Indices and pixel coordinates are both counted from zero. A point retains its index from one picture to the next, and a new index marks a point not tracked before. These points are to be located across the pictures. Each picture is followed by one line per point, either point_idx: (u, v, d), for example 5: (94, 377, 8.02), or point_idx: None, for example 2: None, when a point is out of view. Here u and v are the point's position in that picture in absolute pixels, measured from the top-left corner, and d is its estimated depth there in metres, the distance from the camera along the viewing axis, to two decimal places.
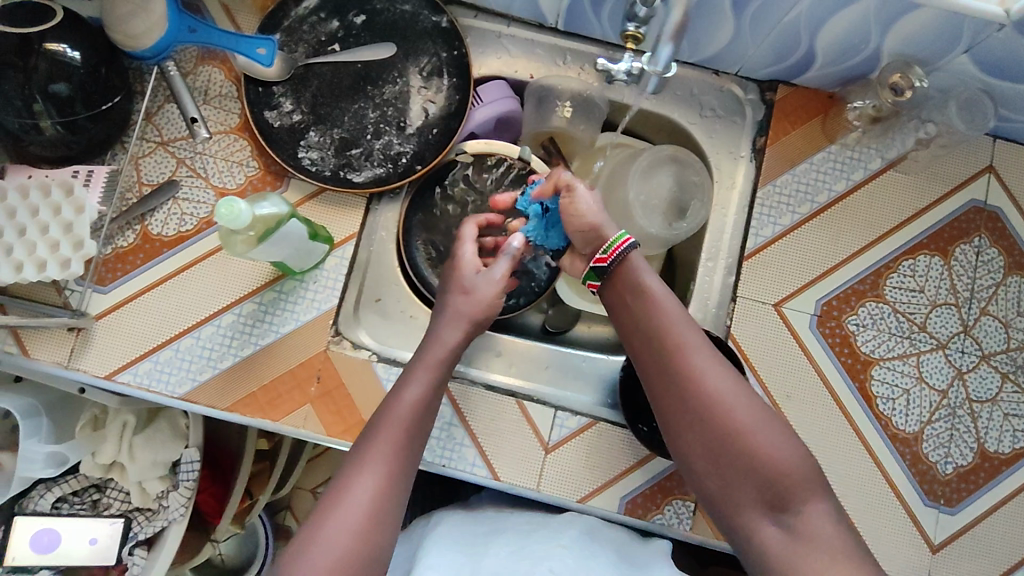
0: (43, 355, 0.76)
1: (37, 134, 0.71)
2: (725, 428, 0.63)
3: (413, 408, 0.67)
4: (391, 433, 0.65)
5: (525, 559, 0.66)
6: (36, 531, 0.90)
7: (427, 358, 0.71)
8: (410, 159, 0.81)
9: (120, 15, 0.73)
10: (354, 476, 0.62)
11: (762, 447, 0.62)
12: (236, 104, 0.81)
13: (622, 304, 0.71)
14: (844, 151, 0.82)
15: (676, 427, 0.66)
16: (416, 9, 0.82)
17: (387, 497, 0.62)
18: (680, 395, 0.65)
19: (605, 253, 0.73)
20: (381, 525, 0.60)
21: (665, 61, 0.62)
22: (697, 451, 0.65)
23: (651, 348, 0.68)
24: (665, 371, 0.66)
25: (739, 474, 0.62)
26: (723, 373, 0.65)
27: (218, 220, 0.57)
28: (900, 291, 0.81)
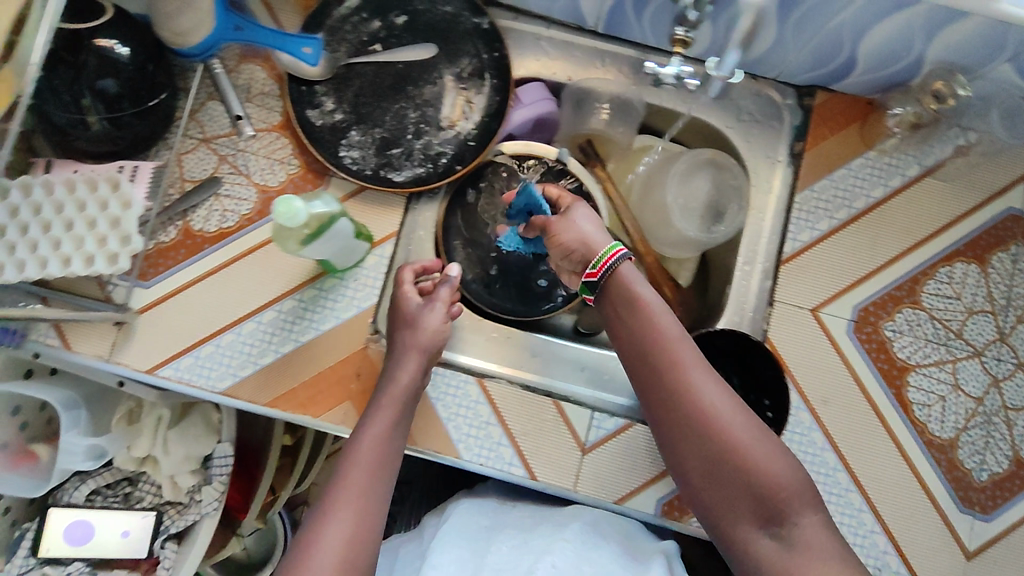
0: (85, 348, 0.77)
1: (83, 129, 0.72)
2: (721, 447, 0.61)
3: (378, 442, 0.67)
4: (359, 471, 0.64)
5: (528, 554, 0.70)
6: (70, 523, 0.92)
7: (391, 393, 0.70)
8: (450, 159, 0.81)
9: (168, 13, 0.72)
10: (324, 518, 0.61)
11: (758, 465, 0.60)
12: (278, 102, 0.81)
13: (615, 317, 0.68)
14: (882, 157, 0.82)
15: (674, 439, 0.64)
16: (458, 10, 0.82)
17: (361, 533, 0.61)
18: (675, 414, 0.63)
19: (595, 267, 0.69)
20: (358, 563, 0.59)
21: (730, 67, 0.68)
22: (693, 468, 0.63)
23: (646, 365, 0.65)
24: (660, 389, 0.64)
25: (736, 492, 0.61)
26: (720, 387, 0.63)
27: (277, 217, 0.58)
28: (937, 298, 0.80)
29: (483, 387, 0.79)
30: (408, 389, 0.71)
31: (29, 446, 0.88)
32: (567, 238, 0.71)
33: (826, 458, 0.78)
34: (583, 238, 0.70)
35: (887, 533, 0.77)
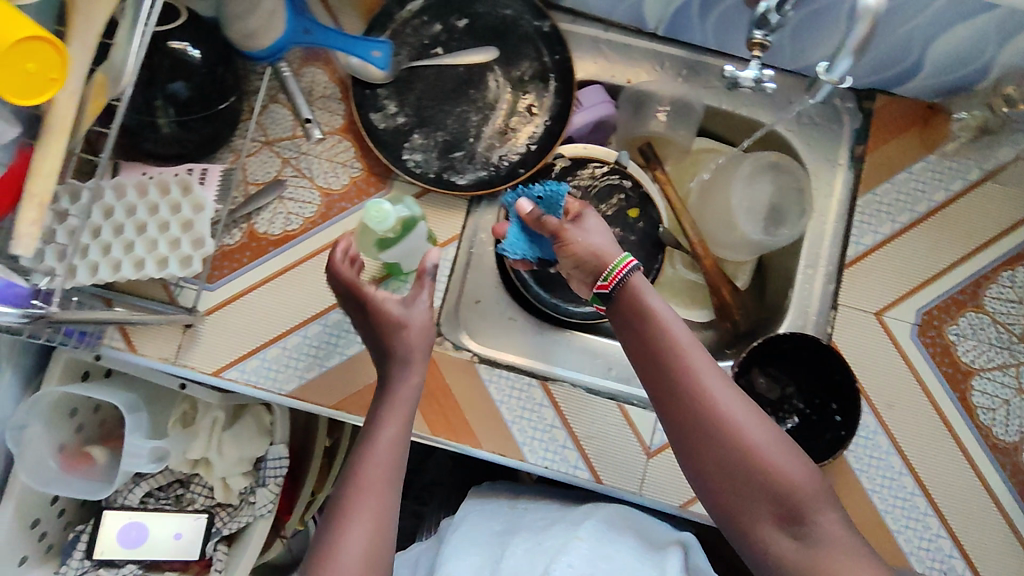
0: (151, 351, 0.77)
1: (154, 131, 0.72)
2: (738, 452, 0.57)
3: (388, 453, 0.63)
4: (369, 487, 0.61)
5: (542, 555, 0.69)
6: (125, 524, 0.91)
7: (399, 401, 0.67)
8: (513, 162, 0.81)
9: (236, 14, 0.72)
10: (334, 541, 0.58)
11: (777, 468, 0.56)
12: (340, 105, 0.82)
13: (619, 323, 0.64)
14: (942, 161, 0.82)
15: (688, 451, 0.59)
16: (519, 13, 0.82)
17: (372, 556, 0.59)
18: (687, 421, 0.59)
19: (607, 279, 0.64)
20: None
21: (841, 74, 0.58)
22: (709, 479, 0.59)
23: (660, 374, 0.60)
24: (671, 396, 0.60)
25: (756, 499, 0.57)
26: (734, 393, 0.59)
27: (367, 220, 0.63)
28: (1000, 302, 0.80)
29: (547, 390, 0.78)
30: (409, 397, 0.67)
31: (85, 448, 0.88)
32: (578, 249, 0.66)
33: (891, 462, 0.78)
34: (595, 250, 0.65)
35: (953, 538, 0.76)
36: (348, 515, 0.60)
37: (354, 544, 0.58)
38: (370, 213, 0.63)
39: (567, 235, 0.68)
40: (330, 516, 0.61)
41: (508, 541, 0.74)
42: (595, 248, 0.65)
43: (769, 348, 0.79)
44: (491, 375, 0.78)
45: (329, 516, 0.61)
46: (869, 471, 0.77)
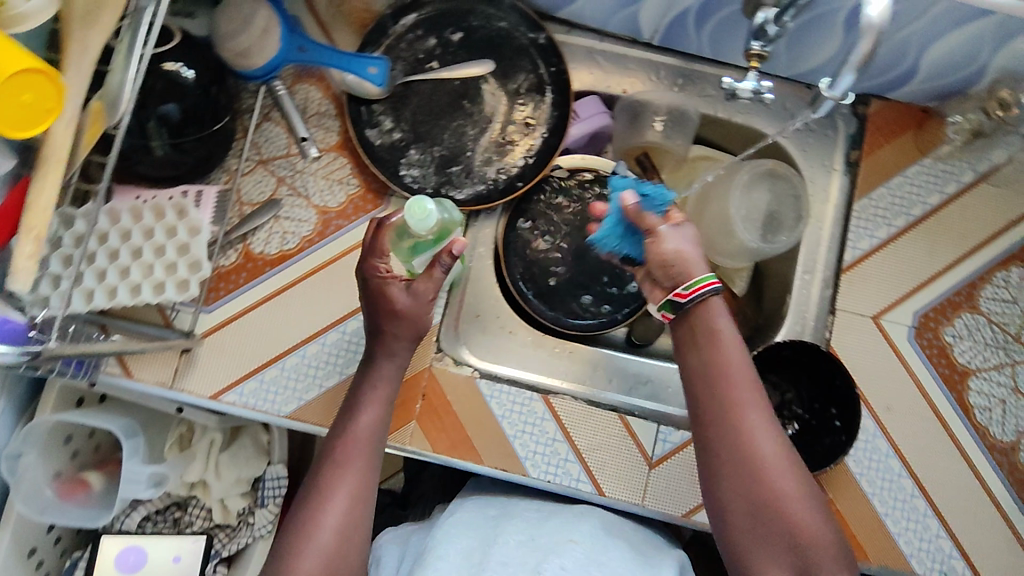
0: (148, 376, 0.76)
1: (146, 154, 0.71)
2: (767, 493, 0.59)
3: (364, 436, 0.66)
4: (343, 465, 0.64)
5: (537, 549, 0.67)
6: (124, 549, 0.88)
7: (376, 390, 0.69)
8: (511, 175, 0.80)
9: (228, 32, 0.72)
10: (309, 517, 0.62)
11: (799, 516, 0.59)
12: (335, 122, 0.81)
13: (682, 344, 0.65)
14: (936, 164, 0.83)
15: (718, 478, 0.61)
16: (513, 25, 0.82)
17: (347, 530, 0.62)
18: (727, 452, 0.61)
19: (686, 290, 0.64)
20: (349, 553, 0.61)
21: (843, 90, 0.55)
22: (730, 511, 0.61)
23: (711, 401, 0.63)
24: (717, 425, 0.62)
25: (771, 541, 0.59)
26: (775, 436, 0.61)
27: (409, 216, 0.61)
28: (995, 302, 0.82)
29: (549, 404, 0.78)
30: (384, 382, 0.70)
31: (80, 475, 0.86)
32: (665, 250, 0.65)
33: (891, 464, 0.78)
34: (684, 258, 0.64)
35: (952, 538, 0.78)
36: (323, 492, 0.63)
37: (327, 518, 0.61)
38: (412, 209, 0.61)
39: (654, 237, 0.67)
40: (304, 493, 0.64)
41: (500, 526, 0.73)
42: (678, 255, 0.64)
43: (769, 355, 0.79)
44: (492, 390, 0.78)
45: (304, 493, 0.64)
46: (869, 474, 0.78)
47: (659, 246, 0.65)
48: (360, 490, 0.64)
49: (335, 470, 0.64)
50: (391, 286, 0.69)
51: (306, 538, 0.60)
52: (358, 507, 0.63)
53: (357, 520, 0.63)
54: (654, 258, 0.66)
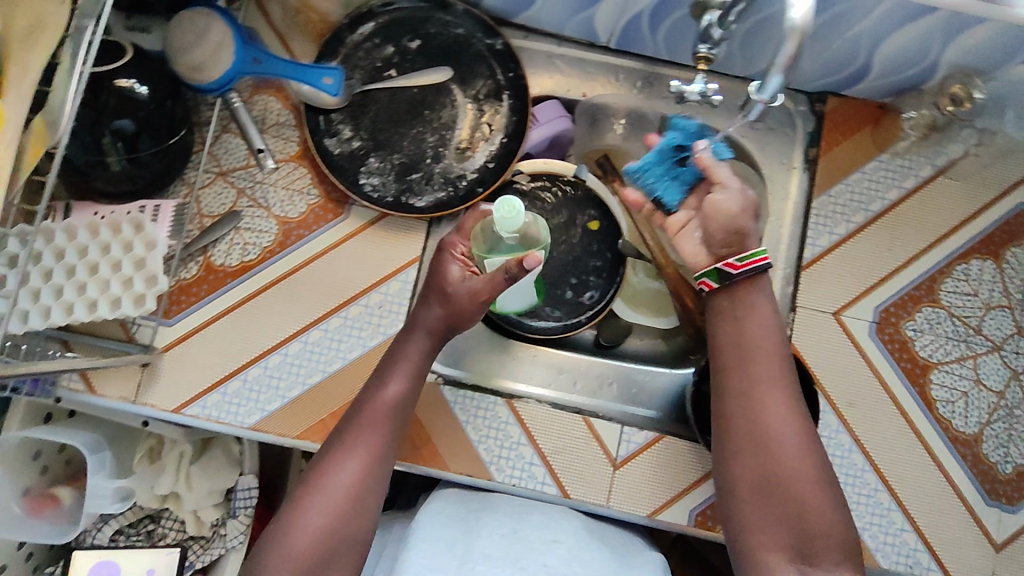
0: (111, 391, 0.76)
1: (102, 169, 0.71)
2: (779, 465, 0.63)
3: (384, 407, 0.68)
4: (364, 431, 0.66)
5: (518, 542, 0.67)
6: (97, 563, 0.87)
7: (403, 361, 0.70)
8: (471, 181, 0.80)
9: (182, 47, 0.72)
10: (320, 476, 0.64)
11: (806, 493, 0.62)
12: (295, 132, 0.81)
13: (717, 315, 0.70)
14: (894, 159, 0.83)
15: (733, 447, 0.65)
16: (470, 32, 0.82)
17: (357, 494, 0.64)
18: (744, 421, 0.65)
19: (739, 262, 0.69)
20: (361, 515, 0.64)
21: (773, 92, 0.54)
22: (741, 479, 0.64)
23: (735, 374, 0.67)
24: (739, 397, 0.66)
25: (774, 514, 0.62)
26: (793, 417, 0.64)
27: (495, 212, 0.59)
28: (955, 295, 0.82)
29: (513, 408, 0.79)
30: (408, 356, 0.70)
31: (50, 490, 0.86)
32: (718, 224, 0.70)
33: (854, 459, 0.79)
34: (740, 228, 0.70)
35: (917, 531, 0.78)
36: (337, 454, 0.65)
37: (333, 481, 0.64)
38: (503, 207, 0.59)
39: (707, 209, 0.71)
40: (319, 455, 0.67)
41: (479, 518, 0.71)
42: (738, 223, 0.70)
43: None
44: (456, 397, 0.79)
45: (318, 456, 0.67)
46: (833, 469, 0.79)
47: (722, 211, 0.70)
48: (376, 459, 0.66)
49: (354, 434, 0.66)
50: (450, 261, 0.70)
51: (312, 498, 0.63)
52: (368, 474, 0.65)
53: (366, 485, 0.65)
54: (712, 224, 0.71)
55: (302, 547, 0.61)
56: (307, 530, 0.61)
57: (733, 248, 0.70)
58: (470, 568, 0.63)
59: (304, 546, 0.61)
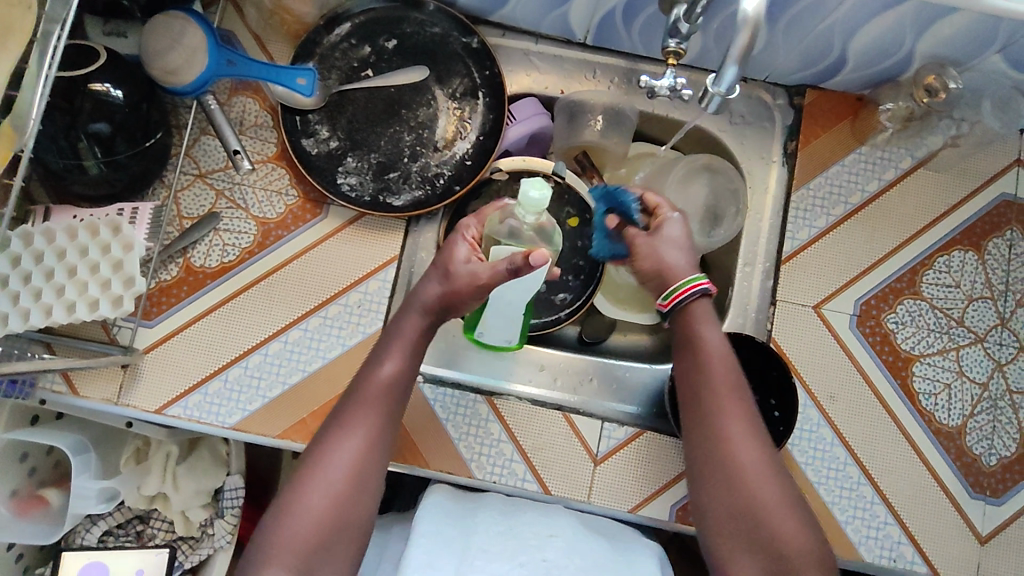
0: (93, 392, 0.76)
1: (79, 173, 0.72)
2: (749, 497, 0.62)
3: (381, 385, 0.65)
4: (360, 411, 0.63)
5: (513, 540, 0.67)
6: (86, 564, 0.88)
7: (399, 338, 0.68)
8: (448, 180, 0.81)
9: (157, 51, 0.73)
10: (314, 460, 0.61)
11: (779, 523, 0.61)
12: (272, 133, 0.82)
13: (676, 350, 0.71)
14: (874, 151, 0.83)
15: (702, 480, 0.65)
16: (447, 31, 0.82)
17: (355, 478, 0.61)
18: (711, 455, 0.65)
19: (667, 298, 0.70)
20: (357, 498, 0.61)
21: (728, 84, 0.57)
22: (714, 514, 0.64)
23: (696, 407, 0.67)
24: (701, 430, 0.66)
25: (748, 544, 0.62)
26: (757, 444, 0.64)
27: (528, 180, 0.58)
28: (936, 287, 0.82)
29: (493, 405, 0.79)
30: (405, 334, 0.67)
31: (38, 491, 0.87)
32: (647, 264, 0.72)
33: (836, 453, 0.79)
34: (662, 267, 0.70)
35: (900, 524, 0.78)
36: (332, 436, 0.62)
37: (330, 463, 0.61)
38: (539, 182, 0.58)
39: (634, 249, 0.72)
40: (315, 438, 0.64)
41: (474, 514, 0.71)
42: (654, 268, 0.71)
43: None
44: (436, 395, 0.79)
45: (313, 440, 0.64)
46: (815, 463, 0.78)
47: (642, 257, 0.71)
48: (375, 438, 0.63)
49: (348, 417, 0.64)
50: (458, 243, 0.68)
51: (307, 482, 0.60)
52: (367, 452, 0.62)
53: (366, 466, 0.62)
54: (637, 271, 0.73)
55: (300, 533, 0.58)
56: (301, 515, 0.58)
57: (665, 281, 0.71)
58: (470, 565, 0.63)
59: (304, 530, 0.58)
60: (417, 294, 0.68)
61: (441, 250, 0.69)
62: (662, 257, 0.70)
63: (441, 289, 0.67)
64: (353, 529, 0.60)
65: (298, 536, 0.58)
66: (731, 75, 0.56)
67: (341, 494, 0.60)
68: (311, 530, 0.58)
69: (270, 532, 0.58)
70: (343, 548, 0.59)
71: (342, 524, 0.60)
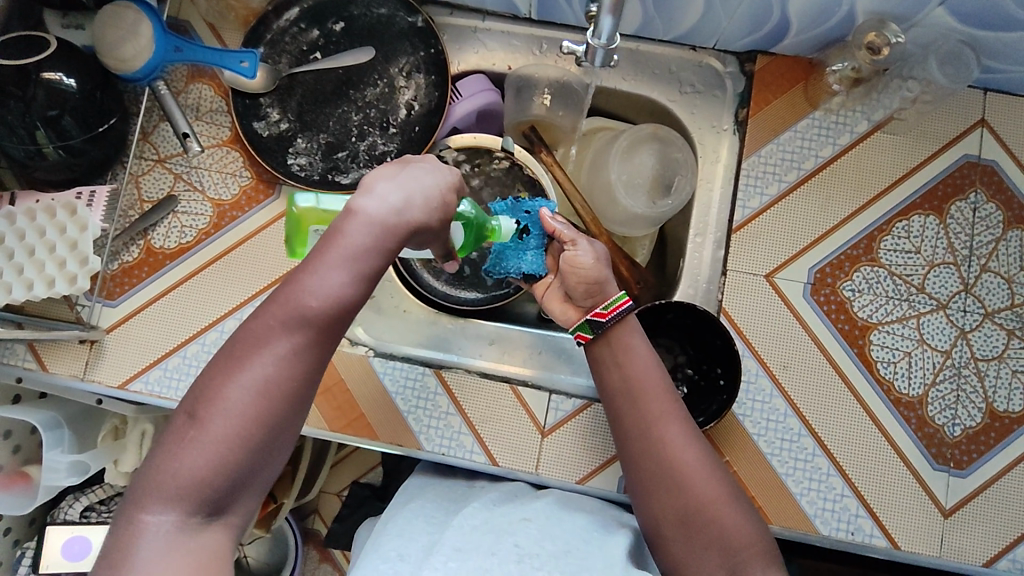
0: (60, 368, 0.80)
1: (41, 159, 0.75)
2: (695, 498, 0.59)
3: (323, 301, 0.50)
4: (283, 325, 0.50)
5: (490, 533, 0.63)
6: (68, 538, 0.93)
7: (355, 242, 0.51)
8: (395, 157, 0.83)
9: (111, 41, 0.76)
10: (229, 377, 0.49)
11: (728, 518, 0.59)
12: (226, 118, 0.84)
13: (599, 360, 0.67)
14: (828, 116, 0.81)
15: (646, 487, 0.61)
16: (392, 11, 0.84)
17: (259, 422, 0.49)
18: (650, 462, 0.61)
19: (605, 309, 0.67)
20: (260, 442, 0.49)
21: (606, 33, 0.62)
22: (662, 522, 0.60)
23: (631, 415, 0.63)
24: (638, 437, 0.63)
25: (703, 546, 0.58)
26: (695, 443, 0.62)
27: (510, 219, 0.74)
28: (895, 254, 0.79)
29: (441, 378, 0.80)
30: (367, 247, 0.51)
31: (22, 468, 0.90)
32: (585, 272, 0.67)
33: (790, 424, 0.77)
34: (602, 277, 0.67)
35: (858, 497, 0.75)
36: (257, 349, 0.49)
37: (249, 387, 0.49)
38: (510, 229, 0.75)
39: (568, 258, 0.68)
40: (232, 342, 0.51)
41: (455, 513, 0.69)
42: (595, 274, 0.67)
43: (654, 320, 0.80)
44: (386, 367, 0.80)
45: (229, 345, 0.51)
46: (767, 434, 0.77)
47: (577, 268, 0.67)
48: (314, 360, 0.51)
49: (272, 332, 0.50)
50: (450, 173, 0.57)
51: (218, 407, 0.48)
52: (300, 379, 0.50)
53: (296, 393, 0.50)
54: (571, 279, 0.68)
55: (206, 467, 0.48)
56: (189, 460, 0.48)
57: (596, 297, 0.68)
58: (438, 563, 0.58)
59: (190, 477, 0.48)
60: (393, 196, 0.52)
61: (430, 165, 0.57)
62: (602, 267, 0.67)
63: (420, 215, 0.54)
64: (253, 476, 0.50)
65: (202, 472, 0.48)
66: (610, 25, 0.61)
67: (263, 425, 0.49)
68: (217, 464, 0.48)
69: (168, 460, 0.48)
70: (258, 483, 0.50)
71: (260, 458, 0.49)
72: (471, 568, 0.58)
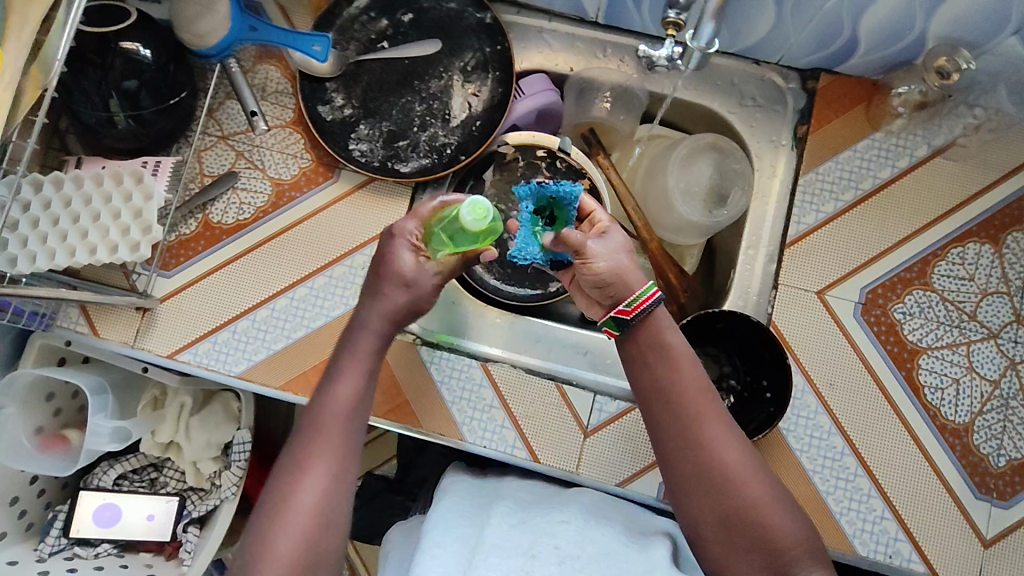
0: (111, 334, 0.81)
1: (110, 126, 0.76)
2: (736, 501, 0.58)
3: (345, 407, 0.57)
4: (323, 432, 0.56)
5: (530, 533, 0.63)
6: (99, 505, 0.93)
7: (357, 348, 0.61)
8: (455, 150, 0.84)
9: (188, 17, 0.76)
10: (276, 515, 0.53)
11: (771, 519, 0.58)
12: (291, 99, 0.86)
13: (634, 359, 0.65)
14: (889, 138, 0.81)
15: (684, 491, 0.60)
16: (462, 7, 0.86)
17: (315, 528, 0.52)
18: (688, 466, 0.60)
19: (628, 305, 0.63)
20: (322, 548, 0.52)
21: (708, 38, 0.64)
22: (702, 526, 0.59)
23: (666, 418, 0.62)
24: (674, 440, 0.61)
25: (745, 548, 0.58)
26: (733, 442, 0.60)
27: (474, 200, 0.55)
28: (948, 279, 0.79)
29: (487, 371, 0.80)
30: None
31: (61, 431, 0.89)
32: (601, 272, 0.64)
33: (833, 442, 0.76)
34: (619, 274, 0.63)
35: (898, 520, 0.75)
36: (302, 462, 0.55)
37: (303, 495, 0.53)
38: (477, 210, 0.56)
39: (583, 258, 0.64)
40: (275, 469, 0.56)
41: (492, 511, 0.69)
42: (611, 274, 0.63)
43: (703, 328, 0.80)
44: (433, 357, 0.81)
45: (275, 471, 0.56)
46: (810, 450, 0.76)
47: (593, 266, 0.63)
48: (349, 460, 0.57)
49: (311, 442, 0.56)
50: (401, 247, 0.63)
51: (273, 541, 0.52)
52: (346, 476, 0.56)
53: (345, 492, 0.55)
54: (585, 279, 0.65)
55: None
56: None
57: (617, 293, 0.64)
58: (483, 562, 0.59)
59: None
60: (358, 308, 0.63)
61: (380, 261, 0.63)
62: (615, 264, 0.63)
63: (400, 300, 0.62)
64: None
65: None
66: (712, 31, 0.64)
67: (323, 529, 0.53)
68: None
69: None
70: None
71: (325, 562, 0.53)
72: (513, 568, 0.59)
